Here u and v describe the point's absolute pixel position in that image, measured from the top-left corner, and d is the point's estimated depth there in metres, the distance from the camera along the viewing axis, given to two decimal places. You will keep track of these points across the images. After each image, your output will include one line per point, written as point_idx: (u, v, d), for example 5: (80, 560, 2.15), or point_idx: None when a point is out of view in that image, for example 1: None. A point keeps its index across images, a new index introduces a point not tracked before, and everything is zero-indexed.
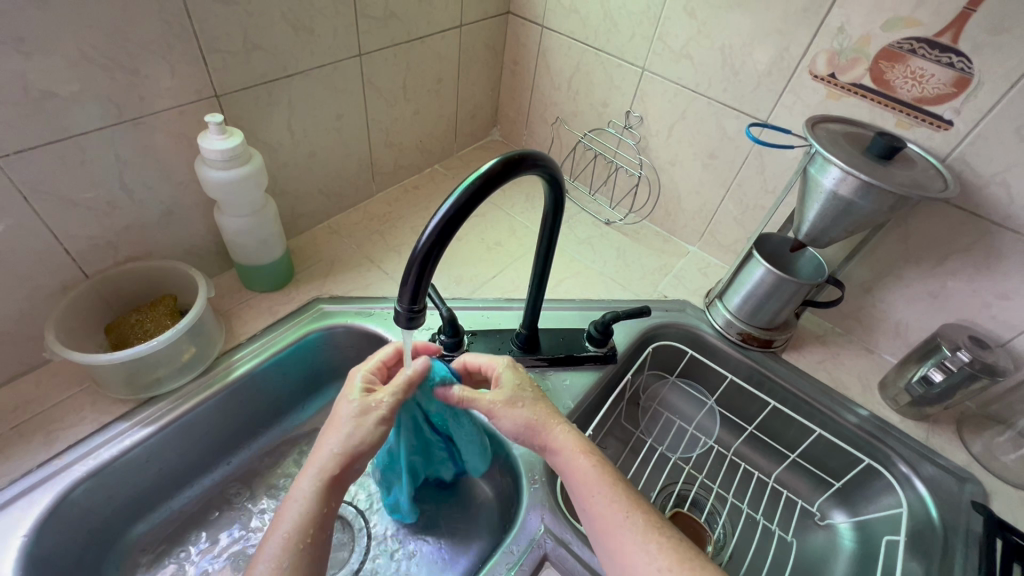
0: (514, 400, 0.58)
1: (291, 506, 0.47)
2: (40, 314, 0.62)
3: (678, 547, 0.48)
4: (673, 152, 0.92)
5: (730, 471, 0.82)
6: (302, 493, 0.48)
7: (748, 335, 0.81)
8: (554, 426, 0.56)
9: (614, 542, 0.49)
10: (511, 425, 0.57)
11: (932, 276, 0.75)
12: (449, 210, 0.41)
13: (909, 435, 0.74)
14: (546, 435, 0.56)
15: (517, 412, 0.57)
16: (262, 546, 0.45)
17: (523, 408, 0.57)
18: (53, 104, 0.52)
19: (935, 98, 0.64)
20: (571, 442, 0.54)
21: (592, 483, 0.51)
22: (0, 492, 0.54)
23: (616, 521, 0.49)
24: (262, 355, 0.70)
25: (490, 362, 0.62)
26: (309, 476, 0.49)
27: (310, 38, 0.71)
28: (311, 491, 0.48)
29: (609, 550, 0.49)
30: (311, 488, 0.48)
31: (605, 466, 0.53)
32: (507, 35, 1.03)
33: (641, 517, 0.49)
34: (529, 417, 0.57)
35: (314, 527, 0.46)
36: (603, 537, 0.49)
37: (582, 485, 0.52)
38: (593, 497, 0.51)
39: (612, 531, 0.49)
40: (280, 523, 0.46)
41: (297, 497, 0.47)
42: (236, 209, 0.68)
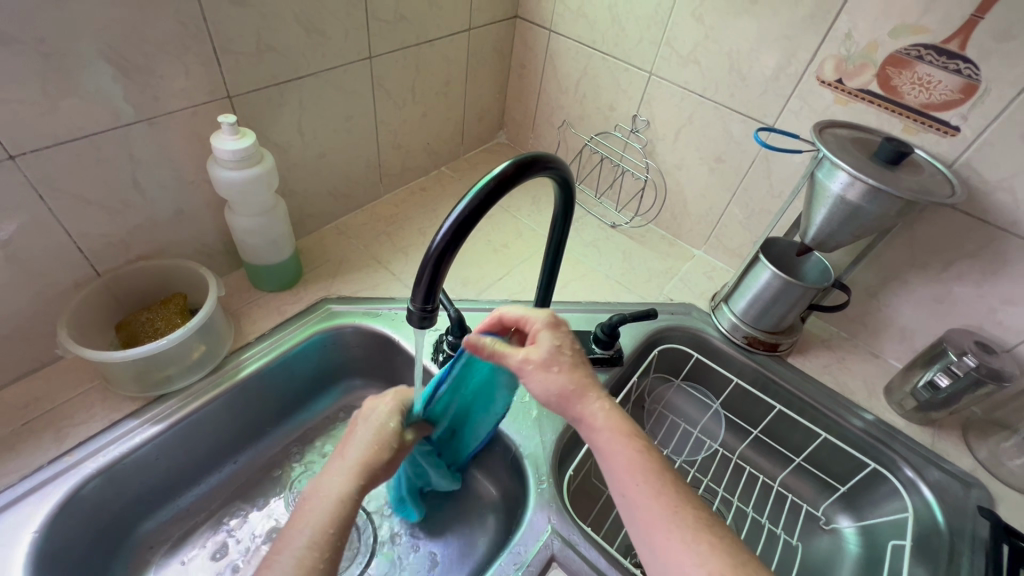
0: (550, 362, 0.50)
1: (318, 500, 0.46)
2: (53, 311, 0.63)
3: (729, 547, 0.42)
4: (679, 156, 0.92)
5: (735, 475, 0.82)
6: (330, 489, 0.47)
7: (753, 339, 0.81)
8: (591, 398, 0.49)
9: (658, 540, 0.43)
10: (543, 391, 0.50)
11: (938, 281, 0.75)
12: (463, 211, 0.42)
13: (915, 439, 0.75)
14: (582, 409, 0.49)
15: (551, 378, 0.49)
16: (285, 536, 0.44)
17: (560, 373, 0.49)
18: (71, 104, 0.53)
19: (942, 104, 0.65)
20: (608, 419, 0.48)
21: (636, 469, 0.46)
22: (12, 488, 0.55)
23: (662, 516, 0.44)
24: (271, 354, 0.70)
25: (527, 315, 0.53)
26: (338, 475, 0.48)
27: (322, 40, 0.71)
28: (342, 490, 0.47)
29: (651, 548, 0.43)
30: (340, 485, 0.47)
31: (650, 454, 0.47)
32: (514, 38, 1.04)
33: (690, 515, 0.44)
34: (564, 386, 0.49)
35: (341, 528, 0.45)
36: (645, 532, 0.44)
37: (623, 470, 0.46)
38: (635, 487, 0.45)
39: (656, 528, 0.43)
40: (303, 520, 0.45)
41: (326, 492, 0.47)
42: (247, 209, 0.69)
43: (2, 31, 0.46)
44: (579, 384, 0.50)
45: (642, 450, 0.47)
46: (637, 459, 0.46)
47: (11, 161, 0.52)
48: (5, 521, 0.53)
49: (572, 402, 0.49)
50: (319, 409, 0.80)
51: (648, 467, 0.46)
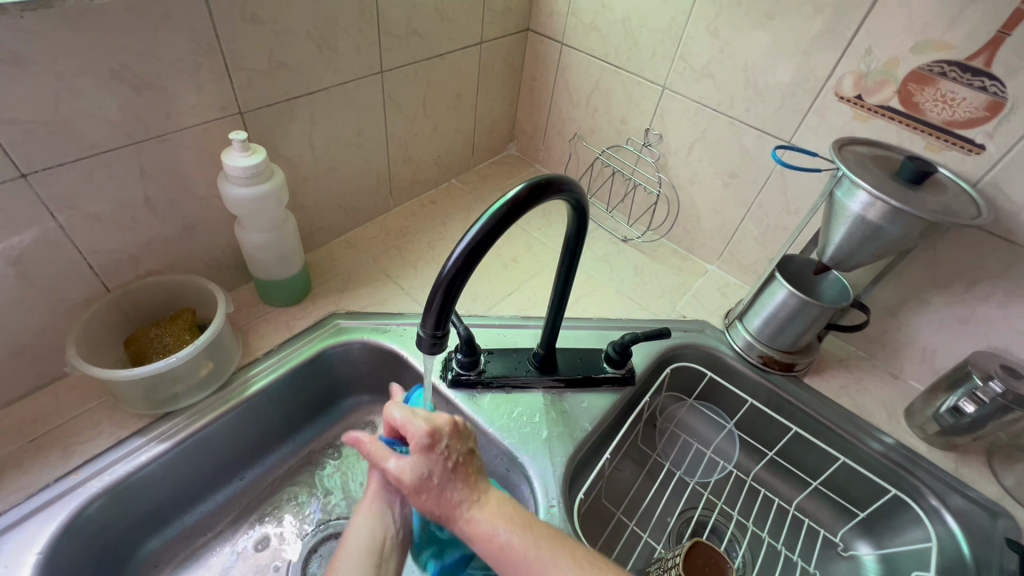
0: (425, 472, 0.48)
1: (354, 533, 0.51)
2: (62, 327, 0.63)
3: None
4: (693, 170, 0.91)
5: (749, 498, 0.80)
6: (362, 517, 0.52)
7: (769, 358, 0.79)
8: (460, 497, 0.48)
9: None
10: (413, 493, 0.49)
11: (961, 302, 0.73)
12: (476, 236, 0.41)
13: (938, 465, 0.72)
14: (472, 526, 0.47)
15: (425, 501, 0.49)
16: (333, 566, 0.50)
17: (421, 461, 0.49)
18: (82, 122, 0.53)
19: (966, 122, 0.63)
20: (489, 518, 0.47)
21: (531, 554, 0.45)
22: (17, 508, 0.54)
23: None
24: (279, 370, 0.70)
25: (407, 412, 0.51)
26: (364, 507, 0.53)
27: (333, 55, 0.71)
28: (367, 520, 0.52)
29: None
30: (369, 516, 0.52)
31: (538, 530, 0.47)
32: (526, 51, 1.04)
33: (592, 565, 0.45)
34: (446, 501, 0.48)
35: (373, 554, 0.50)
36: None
37: (521, 568, 0.45)
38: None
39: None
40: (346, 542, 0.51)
41: (359, 521, 0.52)
42: (256, 225, 0.69)
43: (15, 51, 0.46)
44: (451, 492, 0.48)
45: (527, 530, 0.47)
46: (526, 543, 0.46)
47: (23, 180, 0.52)
48: (9, 541, 0.52)
49: (456, 518, 0.48)
50: (326, 425, 0.79)
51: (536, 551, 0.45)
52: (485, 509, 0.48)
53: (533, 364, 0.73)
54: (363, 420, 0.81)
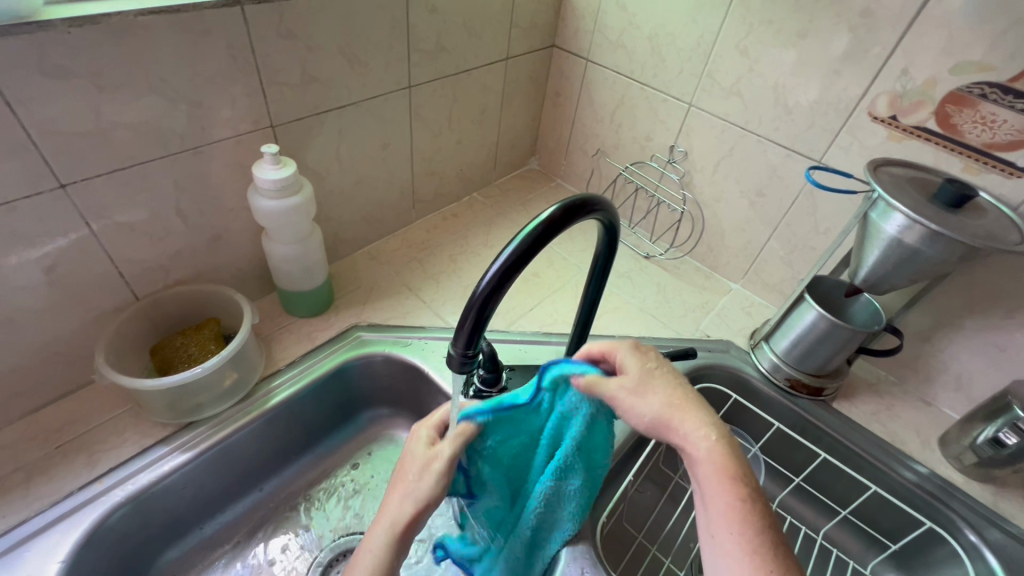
0: (640, 389, 0.44)
1: (364, 556, 0.45)
2: (92, 335, 0.63)
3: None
4: (718, 188, 0.90)
5: (774, 525, 0.77)
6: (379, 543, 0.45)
7: (796, 381, 0.77)
8: (695, 427, 0.42)
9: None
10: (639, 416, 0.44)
11: (999, 328, 0.71)
12: (510, 256, 0.40)
13: (975, 498, 0.69)
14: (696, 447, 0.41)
15: (652, 397, 0.43)
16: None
17: (658, 396, 0.43)
18: (121, 134, 0.54)
19: (1008, 144, 0.61)
20: (718, 455, 0.41)
21: (734, 521, 0.39)
22: (42, 514, 0.54)
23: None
24: (302, 381, 0.70)
25: (611, 346, 0.47)
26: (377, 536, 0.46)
27: (364, 70, 0.72)
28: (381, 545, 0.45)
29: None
30: (383, 539, 0.45)
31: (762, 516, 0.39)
32: (550, 67, 1.04)
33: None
34: (668, 412, 0.43)
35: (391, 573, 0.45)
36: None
37: (721, 523, 0.39)
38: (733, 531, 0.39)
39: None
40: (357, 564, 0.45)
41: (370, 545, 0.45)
42: (284, 236, 0.69)
43: (61, 66, 0.47)
44: (679, 399, 0.43)
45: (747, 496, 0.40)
46: (737, 501, 0.40)
47: (62, 190, 0.53)
48: (32, 549, 0.52)
49: (674, 431, 0.42)
50: (345, 437, 0.78)
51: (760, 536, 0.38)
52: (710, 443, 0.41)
53: None
54: (382, 433, 0.80)
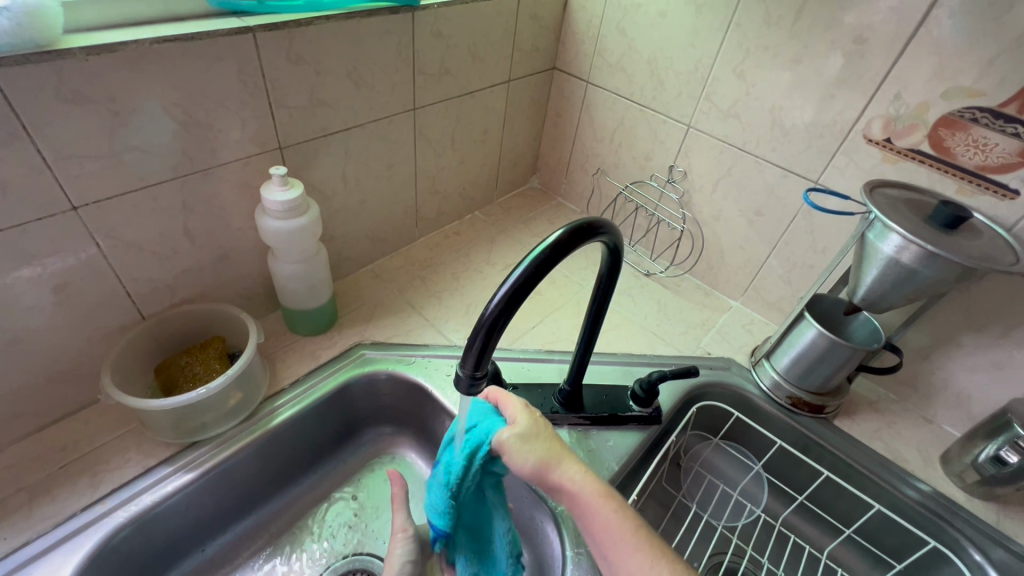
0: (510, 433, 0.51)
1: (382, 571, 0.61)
2: (97, 354, 0.63)
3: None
4: (717, 207, 0.92)
5: (778, 544, 0.77)
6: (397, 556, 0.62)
7: (798, 399, 0.78)
8: (563, 463, 0.49)
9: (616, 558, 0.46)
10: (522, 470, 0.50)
11: (997, 346, 0.71)
12: (517, 280, 0.41)
13: (979, 517, 0.69)
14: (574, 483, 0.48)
15: (526, 452, 0.49)
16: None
17: (533, 449, 0.49)
18: (133, 157, 0.55)
19: (999, 167, 0.63)
20: (588, 485, 0.48)
21: (608, 520, 0.46)
22: (44, 536, 0.54)
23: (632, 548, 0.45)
24: (306, 400, 0.70)
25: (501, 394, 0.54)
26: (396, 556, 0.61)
27: (370, 93, 0.73)
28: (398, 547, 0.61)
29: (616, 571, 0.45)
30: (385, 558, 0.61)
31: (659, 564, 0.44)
32: (551, 89, 1.06)
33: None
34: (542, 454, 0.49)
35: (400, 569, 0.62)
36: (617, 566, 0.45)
37: (597, 522, 0.47)
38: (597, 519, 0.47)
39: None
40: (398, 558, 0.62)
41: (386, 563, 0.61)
42: (290, 255, 0.70)
43: (78, 92, 0.49)
44: (548, 451, 0.49)
45: (609, 502, 0.47)
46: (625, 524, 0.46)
47: (74, 212, 0.53)
48: (34, 572, 0.52)
49: (551, 473, 0.48)
50: (347, 455, 0.78)
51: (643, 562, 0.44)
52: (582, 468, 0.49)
53: (558, 401, 0.73)
54: (384, 450, 0.80)
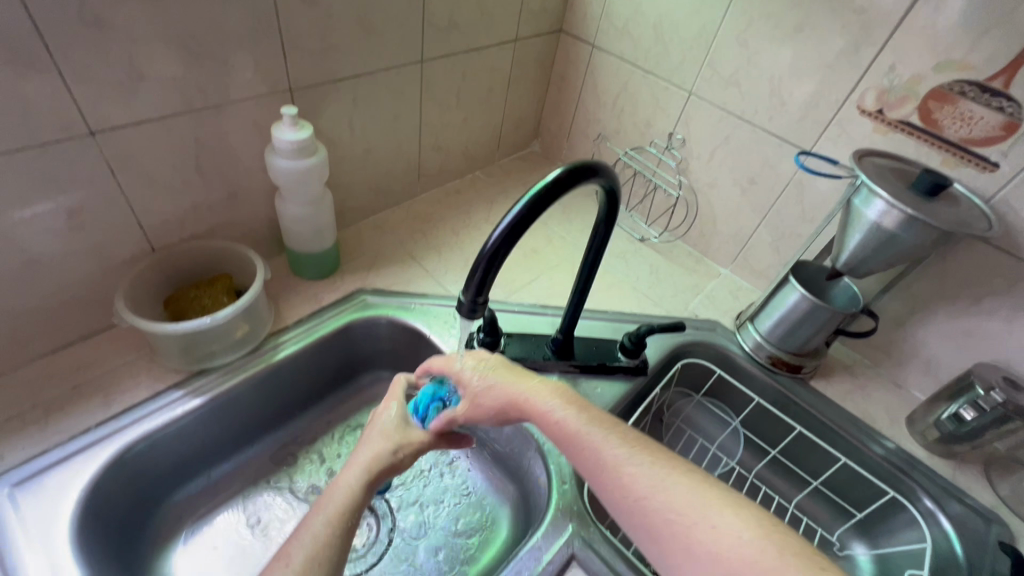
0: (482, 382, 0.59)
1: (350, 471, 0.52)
2: (109, 282, 0.66)
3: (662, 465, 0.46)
4: (713, 175, 0.94)
5: (750, 494, 0.83)
6: (313, 528, 0.46)
7: (778, 360, 0.82)
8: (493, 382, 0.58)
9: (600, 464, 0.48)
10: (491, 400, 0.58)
11: (967, 315, 0.76)
12: (517, 213, 0.44)
13: (937, 471, 0.74)
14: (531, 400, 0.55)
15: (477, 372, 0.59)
16: (338, 478, 0.51)
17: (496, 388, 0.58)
18: (148, 87, 0.56)
19: (982, 140, 0.66)
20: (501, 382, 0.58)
21: (517, 395, 0.56)
22: (60, 447, 0.57)
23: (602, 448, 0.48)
24: (308, 338, 0.73)
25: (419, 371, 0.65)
26: (321, 515, 0.47)
27: (379, 41, 0.74)
28: (355, 486, 0.50)
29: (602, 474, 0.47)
30: (357, 478, 0.51)
31: (570, 411, 0.52)
32: (557, 51, 1.07)
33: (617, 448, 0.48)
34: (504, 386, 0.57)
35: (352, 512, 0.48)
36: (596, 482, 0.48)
37: (507, 403, 0.57)
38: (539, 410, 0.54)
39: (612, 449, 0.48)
40: (321, 510, 0.48)
41: (349, 476, 0.51)
42: (297, 196, 0.72)
43: (98, 15, 0.50)
44: (507, 370, 0.59)
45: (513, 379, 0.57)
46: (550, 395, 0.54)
47: (91, 137, 0.55)
48: (51, 478, 0.55)
49: (484, 392, 0.58)
50: (345, 395, 0.81)
51: (576, 424, 0.51)
52: (506, 377, 0.58)
53: (550, 349, 0.76)
54: (382, 393, 0.83)
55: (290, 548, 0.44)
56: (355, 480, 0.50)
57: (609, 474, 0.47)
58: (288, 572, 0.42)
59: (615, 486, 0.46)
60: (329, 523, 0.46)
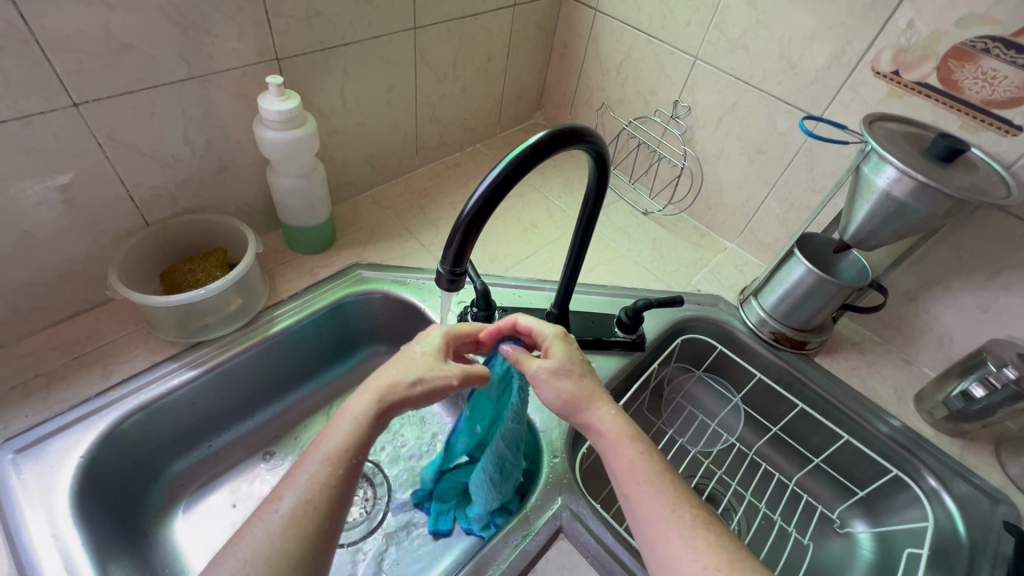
0: (562, 372, 0.53)
1: (356, 404, 0.48)
2: (105, 256, 0.66)
3: (726, 544, 0.43)
4: (719, 144, 0.90)
5: (750, 470, 0.81)
6: (308, 469, 0.44)
7: (781, 335, 0.80)
8: (559, 377, 0.53)
9: (645, 507, 0.46)
10: (553, 397, 0.54)
11: (982, 289, 0.72)
12: (494, 179, 0.43)
13: (944, 450, 0.72)
14: (595, 414, 0.51)
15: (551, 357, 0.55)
16: (345, 409, 0.47)
17: (568, 381, 0.53)
18: (130, 56, 0.55)
19: (1005, 102, 0.61)
20: (561, 378, 0.53)
21: (575, 399, 0.52)
22: (60, 416, 0.59)
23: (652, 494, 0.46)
24: (303, 313, 0.73)
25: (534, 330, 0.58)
26: (319, 454, 0.45)
27: (369, 7, 0.72)
28: (361, 416, 0.47)
29: (646, 518, 0.46)
30: (363, 409, 0.47)
31: (651, 456, 0.48)
32: (559, 17, 1.03)
33: (687, 511, 0.45)
34: (575, 390, 0.52)
35: (356, 446, 0.46)
36: (649, 534, 0.45)
37: (566, 403, 0.53)
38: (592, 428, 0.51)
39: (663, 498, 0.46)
40: (321, 447, 0.45)
41: (359, 407, 0.47)
42: (288, 169, 0.71)
43: None
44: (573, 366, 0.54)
45: (574, 380, 0.53)
46: (609, 415, 0.51)
47: (75, 109, 0.55)
48: (53, 446, 0.57)
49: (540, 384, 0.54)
50: (344, 370, 0.82)
51: (644, 470, 0.47)
52: (569, 376, 0.53)
53: None
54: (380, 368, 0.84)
55: (281, 489, 0.44)
56: (364, 411, 0.47)
57: (648, 517, 0.46)
58: (277, 519, 0.42)
59: (655, 532, 0.45)
60: (324, 467, 0.44)
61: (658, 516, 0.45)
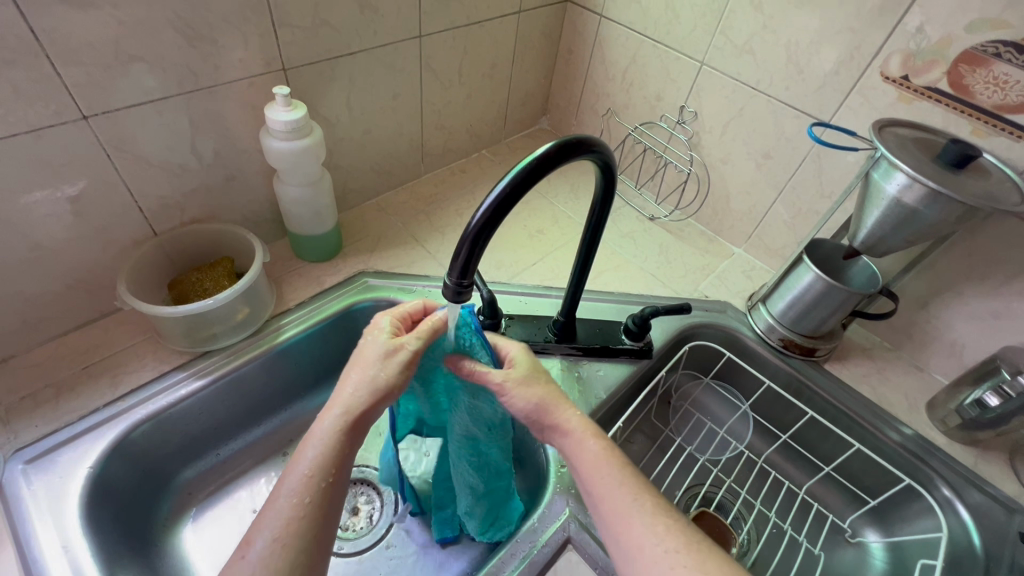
0: (527, 382, 0.54)
1: (324, 422, 0.47)
2: (113, 266, 0.67)
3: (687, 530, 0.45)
4: (726, 149, 0.90)
5: (760, 478, 0.80)
6: (284, 498, 0.43)
7: (790, 342, 0.79)
8: (520, 388, 0.54)
9: (611, 501, 0.47)
10: (520, 407, 0.54)
11: (995, 296, 0.71)
12: (501, 191, 0.42)
13: (957, 459, 0.71)
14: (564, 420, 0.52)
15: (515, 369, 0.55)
16: (313, 429, 0.47)
17: (535, 388, 0.54)
18: (138, 69, 0.56)
19: (1018, 106, 0.60)
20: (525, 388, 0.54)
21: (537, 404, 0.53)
22: (68, 428, 0.59)
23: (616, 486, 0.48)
24: (309, 321, 0.73)
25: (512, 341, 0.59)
26: (293, 477, 0.44)
27: (374, 16, 0.72)
28: (333, 432, 0.46)
29: (610, 512, 0.47)
30: (333, 428, 0.46)
31: (614, 452, 0.50)
32: (563, 23, 1.03)
33: (648, 501, 0.47)
34: (543, 397, 0.53)
35: (333, 466, 0.45)
36: (614, 527, 0.46)
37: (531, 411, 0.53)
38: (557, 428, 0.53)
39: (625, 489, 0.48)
40: (294, 470, 0.44)
41: (325, 424, 0.47)
42: (294, 178, 0.71)
43: None
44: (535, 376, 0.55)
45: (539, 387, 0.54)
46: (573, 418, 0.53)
47: (84, 121, 0.55)
48: (60, 457, 0.57)
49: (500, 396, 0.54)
50: None
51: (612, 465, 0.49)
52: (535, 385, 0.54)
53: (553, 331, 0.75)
54: None
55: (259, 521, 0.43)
56: (332, 428, 0.46)
57: (612, 511, 0.47)
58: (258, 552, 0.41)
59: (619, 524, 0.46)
60: (298, 491, 0.43)
61: (621, 510, 0.46)
